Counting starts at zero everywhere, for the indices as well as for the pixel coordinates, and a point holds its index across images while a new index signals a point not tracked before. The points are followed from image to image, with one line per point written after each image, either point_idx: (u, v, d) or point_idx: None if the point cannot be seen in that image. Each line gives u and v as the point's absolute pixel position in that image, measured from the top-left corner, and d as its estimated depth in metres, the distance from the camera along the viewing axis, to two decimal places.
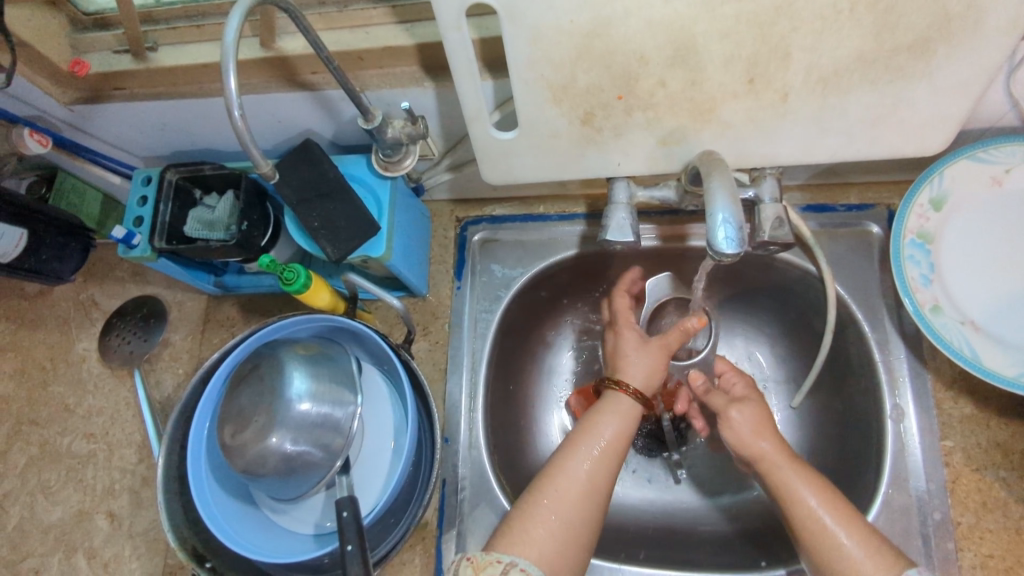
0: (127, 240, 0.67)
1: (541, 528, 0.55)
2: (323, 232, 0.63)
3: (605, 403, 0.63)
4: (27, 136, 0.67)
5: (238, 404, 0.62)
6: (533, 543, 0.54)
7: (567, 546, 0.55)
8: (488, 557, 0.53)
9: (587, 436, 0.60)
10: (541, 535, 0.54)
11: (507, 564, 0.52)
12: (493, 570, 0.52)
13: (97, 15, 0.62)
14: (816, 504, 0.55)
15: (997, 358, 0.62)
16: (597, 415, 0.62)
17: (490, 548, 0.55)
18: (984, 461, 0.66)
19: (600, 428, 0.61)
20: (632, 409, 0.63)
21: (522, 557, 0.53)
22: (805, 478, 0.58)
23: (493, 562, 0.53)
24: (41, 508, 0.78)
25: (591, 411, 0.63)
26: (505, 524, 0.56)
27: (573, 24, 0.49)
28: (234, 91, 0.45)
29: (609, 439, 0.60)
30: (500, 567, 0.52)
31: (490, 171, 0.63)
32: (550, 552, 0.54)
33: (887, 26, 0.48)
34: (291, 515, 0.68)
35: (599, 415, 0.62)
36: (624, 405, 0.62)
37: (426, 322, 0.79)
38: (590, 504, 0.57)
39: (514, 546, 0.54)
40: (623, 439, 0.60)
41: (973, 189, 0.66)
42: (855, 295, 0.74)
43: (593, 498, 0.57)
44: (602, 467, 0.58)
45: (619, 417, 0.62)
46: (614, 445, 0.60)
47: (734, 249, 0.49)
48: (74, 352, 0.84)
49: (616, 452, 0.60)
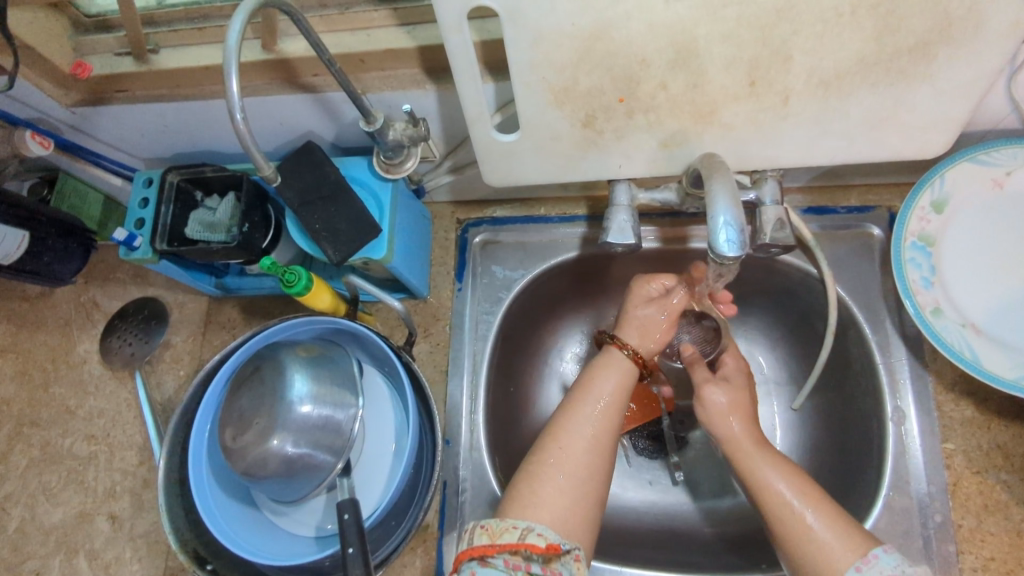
0: (129, 243, 0.67)
1: (549, 488, 0.56)
2: (324, 234, 0.63)
3: (600, 362, 0.66)
4: (28, 138, 0.66)
5: (239, 406, 0.62)
6: (545, 502, 0.55)
7: (579, 502, 0.56)
8: (503, 524, 0.54)
9: (582, 400, 0.62)
10: (552, 499, 0.55)
11: (524, 530, 0.53)
12: (510, 536, 0.53)
13: (99, 17, 0.63)
14: (789, 494, 0.56)
15: (998, 360, 0.62)
16: (595, 374, 0.64)
17: (503, 515, 0.55)
18: (984, 464, 0.66)
19: (599, 384, 0.63)
20: (623, 362, 0.65)
21: (537, 522, 0.54)
22: (771, 463, 0.59)
23: (510, 528, 0.53)
24: (42, 510, 0.78)
25: (589, 368, 0.66)
26: (512, 490, 0.57)
27: (575, 28, 0.49)
28: (236, 93, 0.45)
29: (607, 408, 0.62)
30: (516, 533, 0.53)
31: (490, 173, 0.63)
32: (563, 514, 0.55)
33: (889, 29, 0.48)
34: (291, 517, 0.68)
35: (595, 372, 0.65)
36: (615, 359, 0.65)
37: (427, 324, 0.79)
38: (597, 468, 0.58)
39: (524, 509, 0.55)
40: (621, 392, 0.63)
41: (974, 192, 0.66)
42: (856, 298, 0.74)
43: (600, 458, 0.59)
44: (605, 429, 0.60)
45: (616, 372, 0.64)
46: (612, 400, 0.62)
47: (735, 252, 0.49)
48: (75, 353, 0.84)
49: (615, 414, 0.62)
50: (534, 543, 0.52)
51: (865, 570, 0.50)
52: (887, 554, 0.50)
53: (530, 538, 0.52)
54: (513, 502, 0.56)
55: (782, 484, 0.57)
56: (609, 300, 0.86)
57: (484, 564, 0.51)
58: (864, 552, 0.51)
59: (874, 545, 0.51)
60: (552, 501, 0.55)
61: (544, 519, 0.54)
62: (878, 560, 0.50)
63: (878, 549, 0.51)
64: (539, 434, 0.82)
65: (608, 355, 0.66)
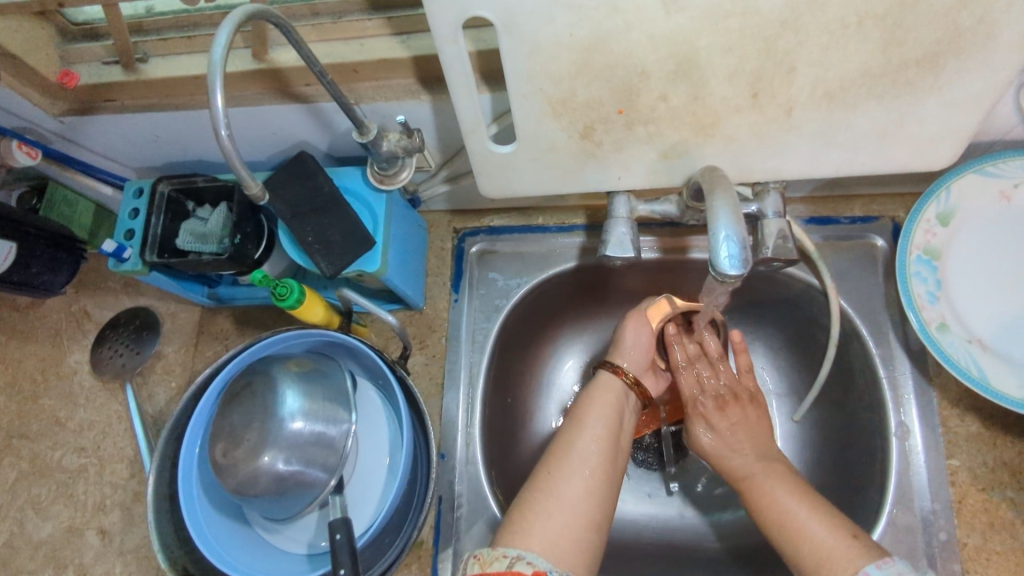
0: (118, 255, 0.66)
1: (542, 516, 0.55)
2: (317, 247, 0.62)
3: (592, 387, 0.66)
4: (15, 149, 0.66)
5: (229, 422, 0.61)
6: (534, 530, 0.54)
7: (568, 526, 0.54)
8: (494, 553, 0.52)
9: (576, 430, 0.62)
10: (543, 525, 0.54)
11: (514, 558, 0.51)
12: (500, 565, 0.51)
13: (86, 25, 0.62)
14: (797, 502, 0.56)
15: (1004, 376, 0.61)
16: (584, 406, 0.64)
17: (496, 544, 0.54)
18: (990, 481, 0.65)
19: (591, 412, 0.63)
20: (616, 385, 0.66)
21: (527, 550, 0.52)
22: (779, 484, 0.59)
23: (500, 557, 0.52)
24: (30, 525, 0.77)
25: (584, 391, 0.66)
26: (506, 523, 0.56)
27: (573, 38, 0.48)
28: (221, 107, 0.43)
29: (598, 430, 0.61)
30: (506, 562, 0.51)
31: (486, 184, 0.62)
32: (554, 537, 0.53)
33: (896, 40, 0.47)
34: (283, 534, 0.67)
35: (590, 396, 0.65)
36: (613, 382, 0.66)
37: (422, 336, 0.78)
38: (599, 497, 0.57)
39: (517, 539, 0.53)
40: (607, 413, 0.63)
41: (979, 204, 0.65)
42: (860, 310, 0.72)
43: (601, 485, 0.58)
44: (602, 454, 0.60)
45: (609, 391, 0.65)
46: (604, 425, 0.62)
47: (737, 269, 0.48)
48: (65, 364, 0.83)
49: (607, 437, 0.62)
50: (521, 570, 0.50)
51: None
52: (880, 570, 0.48)
53: (518, 566, 0.51)
54: (510, 532, 0.55)
55: (787, 495, 0.57)
56: (610, 311, 0.85)
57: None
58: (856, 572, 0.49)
59: (867, 561, 0.49)
60: (544, 527, 0.54)
61: (539, 548, 0.52)
62: None
63: (870, 566, 0.49)
64: (539, 447, 0.81)
65: (600, 379, 0.67)
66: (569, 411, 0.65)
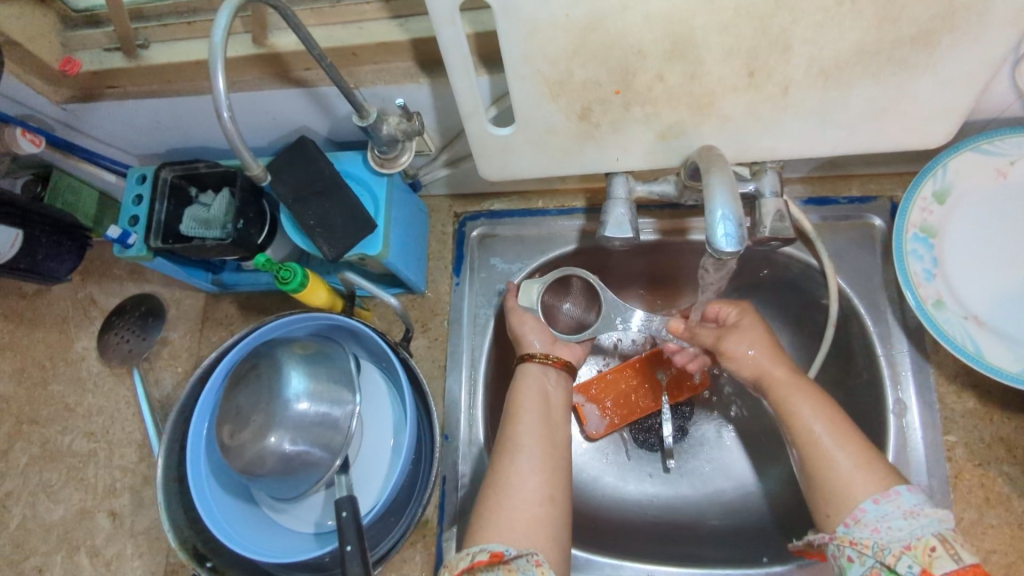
0: (122, 241, 0.67)
1: (496, 504, 0.57)
2: (320, 231, 0.63)
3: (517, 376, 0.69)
4: (20, 136, 0.66)
5: (236, 404, 0.62)
6: (492, 518, 0.56)
7: (524, 510, 0.57)
8: (460, 556, 0.55)
9: (513, 419, 0.64)
10: (499, 511, 0.57)
11: (475, 552, 0.54)
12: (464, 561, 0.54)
13: (86, 12, 0.61)
14: None
15: (999, 352, 0.62)
16: (516, 393, 0.66)
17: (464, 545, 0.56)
18: (986, 456, 0.66)
19: (522, 397, 0.65)
20: (535, 371, 0.68)
21: (489, 540, 0.55)
22: None
23: (464, 556, 0.54)
24: (42, 508, 0.78)
25: (513, 387, 0.68)
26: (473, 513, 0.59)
27: (569, 19, 0.48)
28: (223, 91, 0.44)
29: (534, 412, 0.64)
30: (468, 557, 0.54)
31: (486, 167, 0.63)
32: (515, 524, 0.56)
33: (890, 17, 0.47)
34: (292, 514, 0.69)
35: (520, 388, 0.67)
36: (530, 369, 0.68)
37: (425, 319, 0.79)
38: (548, 473, 0.60)
39: (477, 533, 0.56)
40: (536, 398, 0.66)
41: (977, 180, 0.65)
42: (858, 289, 0.73)
43: (546, 461, 0.61)
44: (541, 433, 0.63)
45: (529, 378, 0.67)
46: (537, 409, 0.65)
47: (734, 246, 0.48)
48: (73, 351, 0.84)
49: (541, 417, 0.64)
50: (480, 557, 0.53)
51: (882, 502, 0.52)
52: (908, 493, 0.52)
53: (478, 556, 0.54)
54: (478, 524, 0.57)
55: None
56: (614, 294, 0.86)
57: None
58: (886, 488, 0.53)
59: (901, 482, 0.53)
60: (500, 513, 0.57)
61: (499, 536, 0.55)
62: (898, 496, 0.52)
63: (901, 487, 0.53)
64: None
65: (521, 370, 0.69)
66: (504, 406, 0.67)
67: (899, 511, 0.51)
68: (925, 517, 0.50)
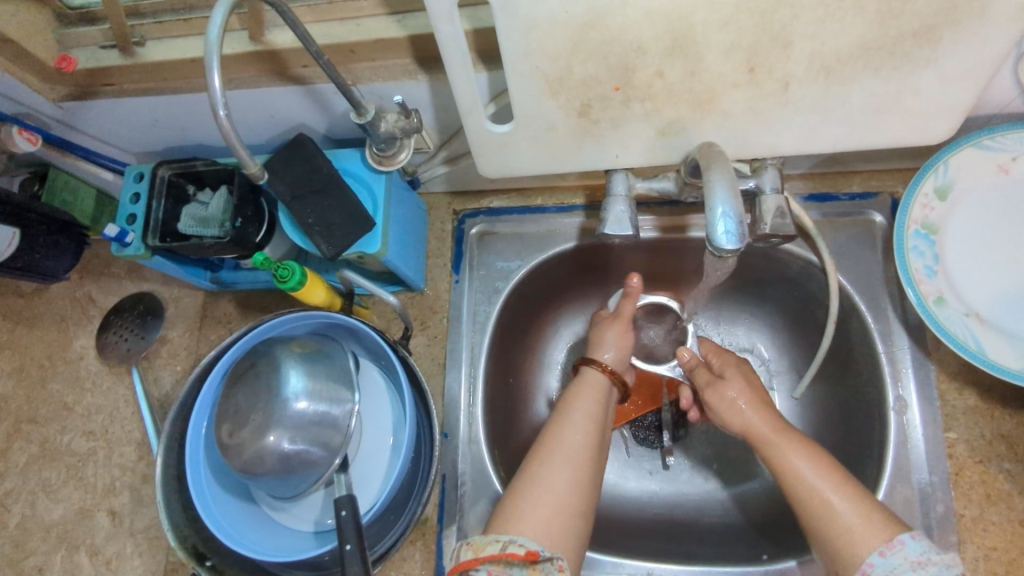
0: (120, 239, 0.66)
1: (533, 502, 0.56)
2: (318, 229, 0.62)
3: (579, 380, 0.67)
4: (15, 134, 0.66)
5: (234, 403, 0.62)
6: (524, 515, 0.55)
7: (560, 514, 0.55)
8: (487, 539, 0.54)
9: (561, 423, 0.62)
10: (533, 509, 0.55)
11: (506, 541, 0.53)
12: (492, 548, 0.53)
13: (82, 10, 0.61)
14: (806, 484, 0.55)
15: (1002, 349, 0.61)
16: (573, 396, 0.65)
17: (488, 531, 0.55)
18: (987, 453, 0.66)
19: (578, 402, 0.64)
20: (603, 382, 0.66)
21: (519, 534, 0.54)
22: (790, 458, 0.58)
23: (493, 541, 0.53)
24: (42, 507, 0.78)
25: (569, 390, 0.66)
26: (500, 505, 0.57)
27: (569, 15, 0.48)
28: (219, 89, 0.44)
29: (588, 421, 0.62)
30: (499, 545, 0.53)
31: (485, 164, 0.62)
32: (546, 525, 0.54)
33: (892, 13, 0.46)
34: (291, 512, 0.69)
35: (575, 393, 0.65)
36: (597, 378, 0.66)
37: (424, 317, 0.79)
38: (586, 483, 0.58)
39: (508, 524, 0.55)
40: (596, 407, 0.64)
41: (979, 177, 0.65)
42: (858, 285, 0.73)
43: (588, 468, 0.59)
44: (591, 442, 0.61)
45: (592, 385, 0.66)
46: (591, 415, 0.63)
47: (734, 244, 0.48)
48: (72, 349, 0.84)
49: (595, 426, 0.62)
50: (513, 552, 0.52)
51: (889, 555, 0.49)
52: (914, 540, 0.49)
53: (510, 548, 0.52)
54: (505, 514, 0.56)
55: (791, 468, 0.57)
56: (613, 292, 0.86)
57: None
58: (889, 538, 0.50)
59: (903, 531, 0.50)
60: (534, 510, 0.55)
61: (529, 532, 0.54)
62: (904, 545, 0.49)
63: (906, 535, 0.50)
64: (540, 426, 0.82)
65: (584, 376, 0.67)
66: (556, 404, 0.66)
67: (907, 563, 0.48)
68: (935, 566, 0.48)
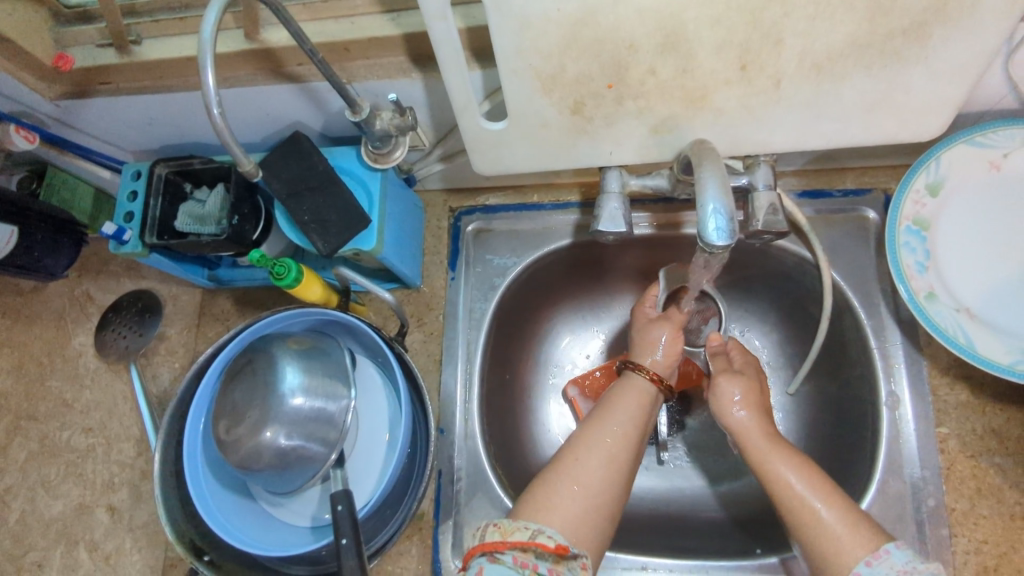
0: (118, 237, 0.67)
1: (565, 497, 0.55)
2: (313, 226, 0.62)
3: (623, 384, 0.66)
4: (13, 133, 0.66)
5: (231, 399, 0.62)
6: (556, 509, 0.54)
7: (591, 513, 0.55)
8: (514, 524, 0.53)
9: (598, 424, 0.61)
10: (566, 503, 0.55)
11: (535, 530, 0.52)
12: (521, 535, 0.52)
13: (78, 8, 0.61)
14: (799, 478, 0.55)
15: (993, 344, 0.62)
16: (615, 399, 0.64)
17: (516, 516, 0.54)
18: (978, 447, 0.66)
19: (620, 406, 0.63)
20: (648, 389, 0.66)
21: (548, 525, 0.53)
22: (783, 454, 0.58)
23: (521, 527, 0.52)
24: (41, 503, 0.79)
25: (611, 393, 0.66)
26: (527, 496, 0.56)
27: (561, 13, 0.48)
28: (213, 87, 0.44)
29: (628, 426, 0.61)
30: (527, 533, 0.52)
31: (479, 161, 0.63)
32: (574, 520, 0.54)
33: (881, 10, 0.47)
34: (289, 507, 0.69)
35: (619, 396, 0.64)
36: (641, 384, 0.66)
37: (420, 314, 0.79)
38: (616, 484, 0.57)
39: (540, 513, 0.54)
40: (640, 414, 0.63)
41: (970, 173, 0.65)
42: (851, 281, 0.73)
43: (621, 470, 0.58)
44: (628, 446, 0.60)
45: (637, 392, 0.65)
46: (631, 419, 0.62)
47: (724, 241, 0.48)
48: (70, 347, 0.84)
49: (634, 431, 0.61)
50: (544, 543, 0.51)
51: (876, 564, 0.49)
52: (898, 550, 0.49)
53: (540, 538, 0.51)
54: (534, 504, 0.55)
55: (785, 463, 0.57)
56: (609, 288, 0.86)
57: (493, 560, 0.51)
58: (875, 547, 0.50)
59: (888, 541, 0.51)
60: (567, 505, 0.55)
61: (558, 526, 0.53)
62: (889, 555, 0.49)
63: (892, 545, 0.50)
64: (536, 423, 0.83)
65: (630, 381, 0.66)
66: (597, 405, 0.65)
67: (891, 572, 0.48)
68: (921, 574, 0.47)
